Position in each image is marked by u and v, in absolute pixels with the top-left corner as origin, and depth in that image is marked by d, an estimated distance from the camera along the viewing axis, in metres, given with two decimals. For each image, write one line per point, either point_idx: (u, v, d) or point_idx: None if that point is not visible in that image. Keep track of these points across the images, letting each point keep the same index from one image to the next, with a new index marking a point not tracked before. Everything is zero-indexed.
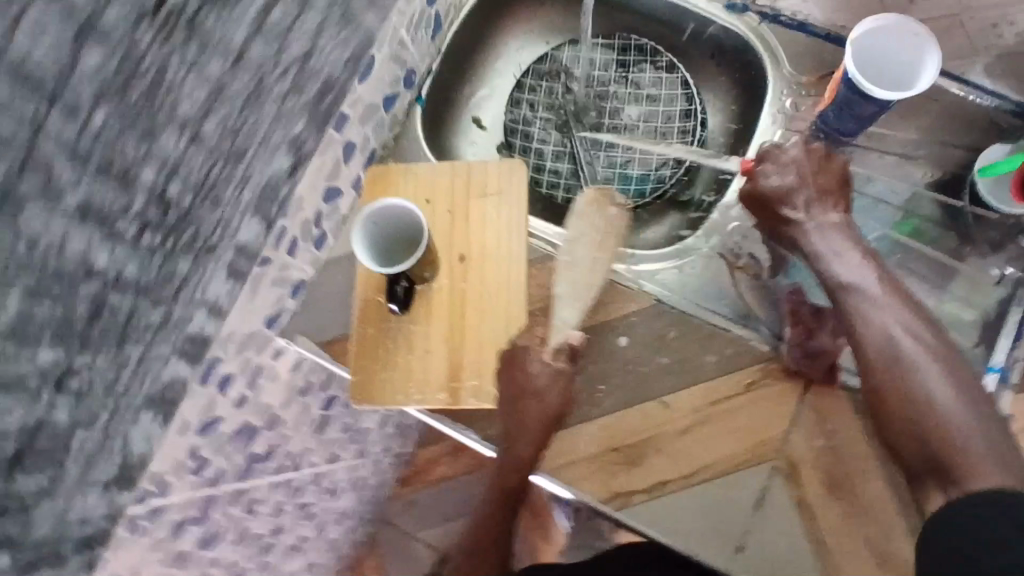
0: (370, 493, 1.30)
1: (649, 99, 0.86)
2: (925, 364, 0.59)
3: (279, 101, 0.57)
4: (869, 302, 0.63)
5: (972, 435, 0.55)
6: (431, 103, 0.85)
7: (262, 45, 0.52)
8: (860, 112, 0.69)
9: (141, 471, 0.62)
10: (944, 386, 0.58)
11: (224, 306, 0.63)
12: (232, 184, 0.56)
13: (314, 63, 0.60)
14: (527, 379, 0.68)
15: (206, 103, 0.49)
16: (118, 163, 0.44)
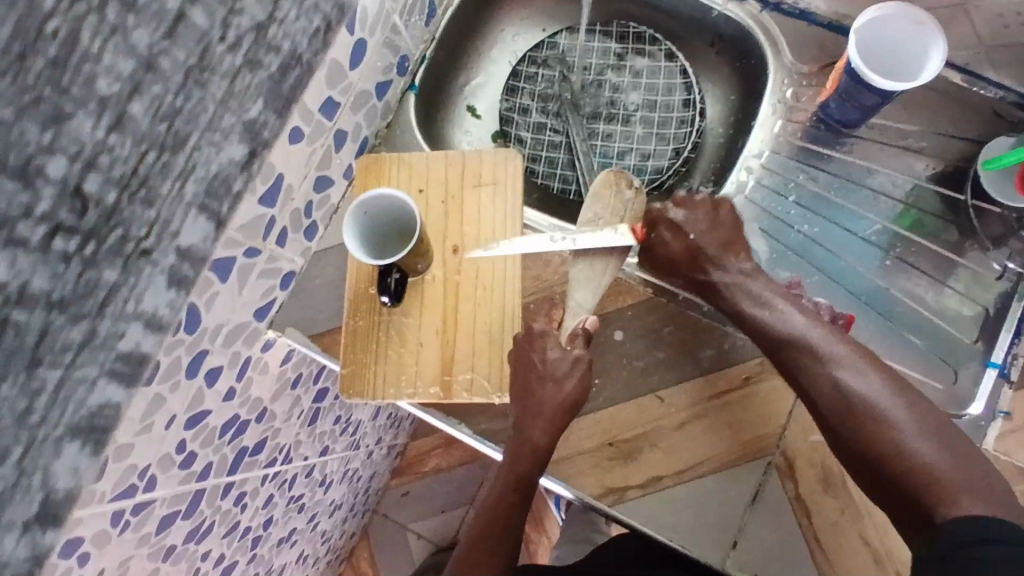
0: (363, 485, 1.29)
1: (647, 89, 0.85)
2: (883, 404, 0.55)
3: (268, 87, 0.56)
4: (823, 349, 0.59)
5: (952, 475, 0.51)
6: (425, 90, 0.83)
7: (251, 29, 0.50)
8: (864, 102, 0.68)
9: (127, 466, 0.60)
10: (907, 424, 0.54)
11: (168, 315, 0.55)
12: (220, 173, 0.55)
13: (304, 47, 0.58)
14: (547, 360, 0.66)
15: (186, 70, 0.46)
16: (73, 144, 0.41)
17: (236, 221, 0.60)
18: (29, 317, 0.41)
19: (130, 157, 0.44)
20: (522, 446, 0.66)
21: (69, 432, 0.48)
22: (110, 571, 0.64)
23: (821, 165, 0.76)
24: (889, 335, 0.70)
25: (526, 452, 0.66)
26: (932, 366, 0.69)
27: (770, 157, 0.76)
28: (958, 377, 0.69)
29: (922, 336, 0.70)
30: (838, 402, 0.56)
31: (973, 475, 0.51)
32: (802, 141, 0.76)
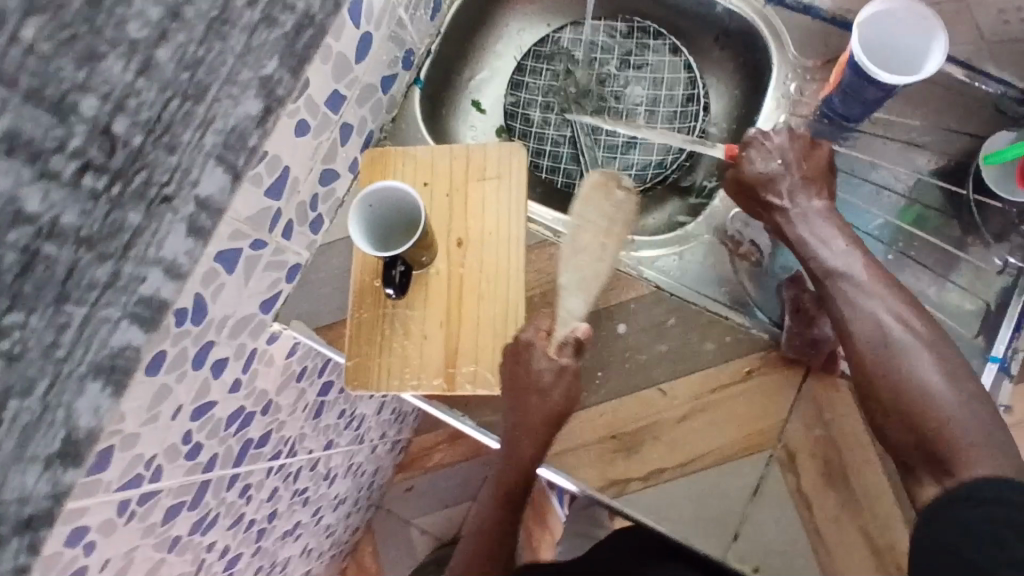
0: (367, 479, 1.30)
1: (651, 83, 0.85)
2: (915, 351, 0.57)
3: (272, 78, 0.56)
4: (857, 292, 0.62)
5: (960, 415, 0.54)
6: (430, 84, 0.84)
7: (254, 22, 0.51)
8: (866, 96, 0.68)
9: (133, 455, 0.61)
10: (935, 372, 0.56)
11: (186, 263, 0.55)
12: (222, 163, 0.55)
13: (308, 40, 0.59)
14: (530, 376, 0.64)
15: (219, 17, 0.47)
16: (104, 83, 0.42)
17: (240, 212, 0.61)
18: (59, 251, 0.42)
19: (155, 101, 0.45)
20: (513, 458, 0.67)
21: (92, 370, 0.49)
22: (116, 560, 0.65)
23: None
24: None
25: (516, 463, 0.67)
26: None
27: None
28: None
29: None
30: (864, 343, 0.60)
31: (981, 419, 0.54)
32: (806, 136, 0.76)
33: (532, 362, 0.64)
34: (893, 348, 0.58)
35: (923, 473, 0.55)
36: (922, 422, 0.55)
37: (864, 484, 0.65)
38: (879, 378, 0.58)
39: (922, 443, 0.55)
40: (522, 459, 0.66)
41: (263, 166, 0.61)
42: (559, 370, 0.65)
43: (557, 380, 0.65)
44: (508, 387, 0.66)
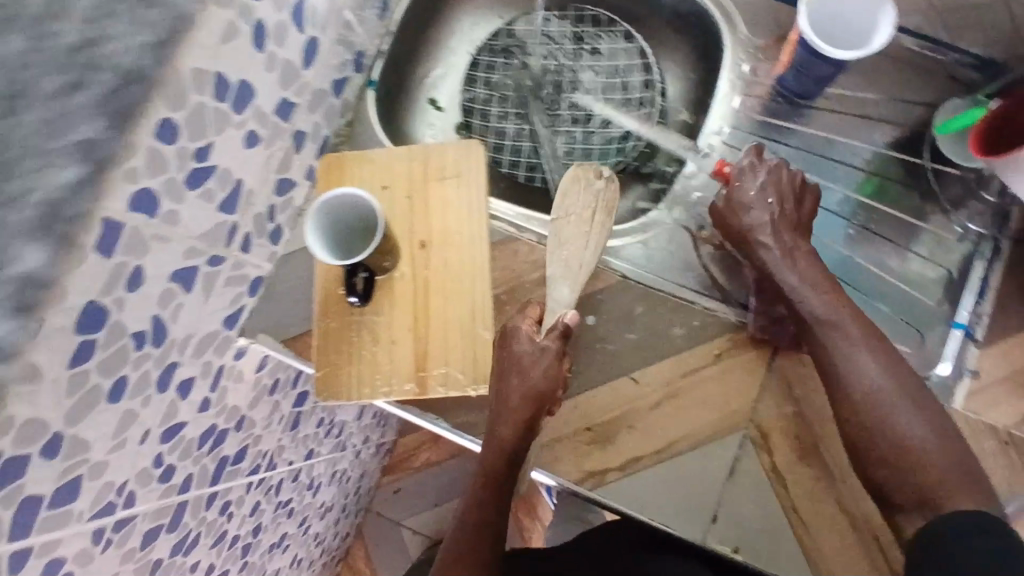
0: (353, 485, 1.30)
1: (607, 71, 0.85)
2: (889, 401, 0.60)
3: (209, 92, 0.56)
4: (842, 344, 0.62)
5: (939, 460, 0.58)
6: (385, 84, 0.82)
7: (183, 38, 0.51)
8: (819, 71, 0.69)
9: (103, 483, 0.60)
10: (904, 420, 0.59)
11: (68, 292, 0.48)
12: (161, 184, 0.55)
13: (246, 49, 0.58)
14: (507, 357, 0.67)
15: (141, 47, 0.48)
16: None
17: (192, 229, 0.60)
18: None
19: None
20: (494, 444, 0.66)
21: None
22: None
23: (780, 139, 0.76)
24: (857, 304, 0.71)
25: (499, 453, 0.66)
26: (900, 329, 0.69)
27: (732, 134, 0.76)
28: (925, 340, 0.69)
29: (888, 302, 0.71)
30: (854, 397, 0.61)
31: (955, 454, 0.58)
32: (761, 116, 0.76)
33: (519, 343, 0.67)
34: (885, 395, 0.60)
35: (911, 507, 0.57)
36: (910, 468, 0.58)
37: (838, 456, 0.65)
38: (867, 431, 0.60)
39: (919, 493, 0.57)
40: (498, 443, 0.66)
41: (213, 181, 0.61)
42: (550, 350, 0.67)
43: (547, 361, 0.67)
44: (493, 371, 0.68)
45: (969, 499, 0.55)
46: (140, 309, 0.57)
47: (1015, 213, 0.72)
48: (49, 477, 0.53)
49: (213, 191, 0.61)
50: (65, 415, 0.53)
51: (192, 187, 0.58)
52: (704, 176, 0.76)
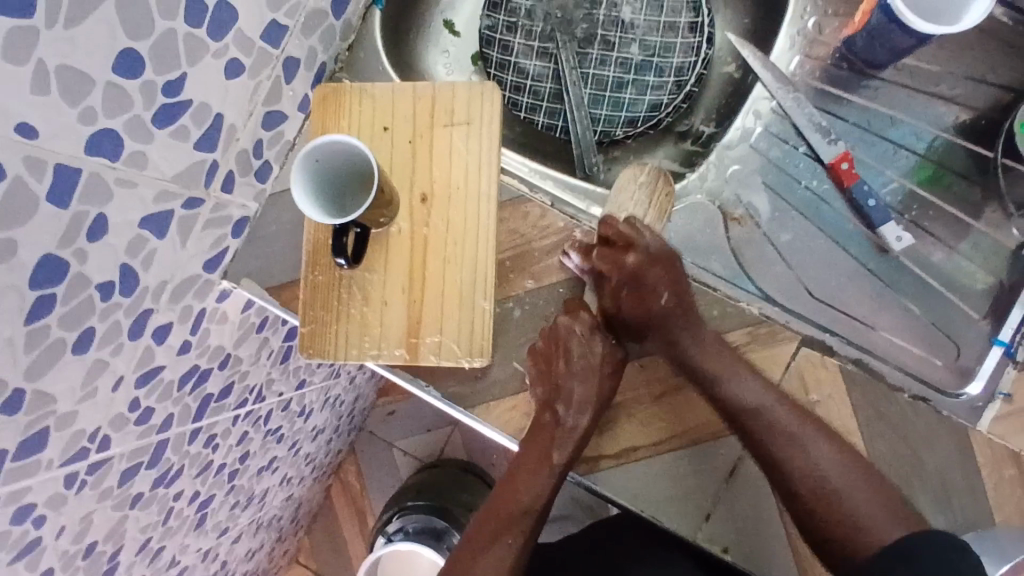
0: (347, 408, 1.30)
1: (649, 8, 0.74)
2: (791, 430, 0.58)
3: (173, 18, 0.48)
4: (727, 364, 0.60)
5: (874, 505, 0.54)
6: (394, 4, 0.73)
7: None
8: (897, 43, 0.60)
9: (74, 432, 0.57)
10: (791, 431, 0.58)
11: None
12: (123, 121, 0.48)
13: None
14: (572, 362, 0.63)
15: None
16: None
17: (165, 169, 0.54)
18: None
19: None
20: (546, 427, 0.63)
21: None
22: (70, 528, 0.63)
23: (838, 112, 0.67)
24: (887, 306, 0.65)
25: (562, 439, 0.63)
26: (935, 343, 0.65)
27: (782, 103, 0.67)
28: (960, 351, 0.64)
29: (921, 304, 0.65)
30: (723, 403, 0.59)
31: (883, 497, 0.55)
32: (820, 82, 0.67)
33: (590, 346, 0.64)
34: (773, 426, 0.58)
35: (831, 542, 0.55)
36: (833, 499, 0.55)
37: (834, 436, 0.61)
38: (781, 467, 0.57)
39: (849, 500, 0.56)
40: (559, 433, 0.63)
41: (188, 117, 0.53)
42: (616, 356, 0.65)
43: (612, 374, 0.64)
44: (541, 366, 0.64)
45: (878, 507, 0.54)
46: (106, 259, 0.52)
47: None
48: (11, 433, 0.50)
49: (187, 128, 0.54)
50: (24, 370, 0.48)
51: (163, 125, 0.51)
52: (746, 147, 0.68)
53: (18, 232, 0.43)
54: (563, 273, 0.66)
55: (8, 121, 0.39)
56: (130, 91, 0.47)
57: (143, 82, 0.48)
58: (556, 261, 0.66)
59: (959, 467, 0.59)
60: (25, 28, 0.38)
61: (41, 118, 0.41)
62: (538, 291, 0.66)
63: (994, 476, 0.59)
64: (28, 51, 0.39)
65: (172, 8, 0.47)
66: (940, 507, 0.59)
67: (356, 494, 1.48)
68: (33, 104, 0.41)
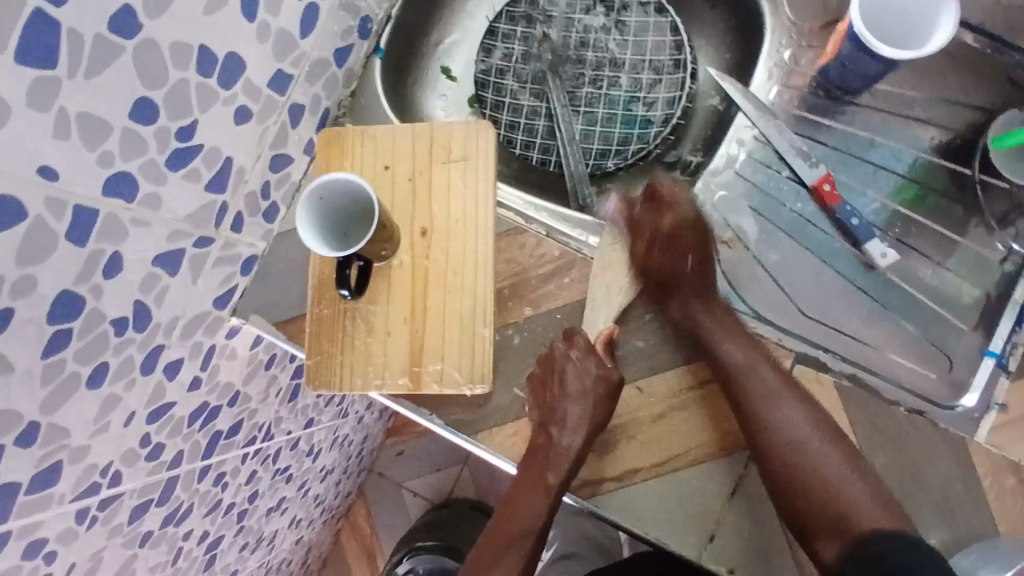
0: (355, 448, 1.30)
1: (635, 47, 0.78)
2: (808, 442, 0.61)
3: (185, 69, 0.51)
4: (768, 394, 0.62)
5: (865, 504, 0.58)
6: (393, 53, 0.77)
7: (143, 13, 0.46)
8: (866, 70, 0.62)
9: (86, 466, 0.59)
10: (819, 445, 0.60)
11: None
12: (137, 165, 0.51)
13: (227, 22, 0.53)
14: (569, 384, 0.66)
15: (98, 30, 0.43)
16: None
17: (176, 211, 0.57)
18: None
19: None
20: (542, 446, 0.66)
21: None
22: (82, 564, 0.63)
23: (818, 136, 0.70)
24: (880, 322, 0.66)
25: (557, 458, 0.65)
26: (926, 354, 0.66)
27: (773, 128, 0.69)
28: (953, 363, 0.65)
29: (913, 319, 0.67)
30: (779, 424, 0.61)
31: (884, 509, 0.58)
32: (799, 110, 0.70)
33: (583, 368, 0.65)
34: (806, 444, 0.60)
35: (827, 538, 0.58)
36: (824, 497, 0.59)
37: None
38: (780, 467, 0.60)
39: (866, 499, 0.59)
40: (551, 451, 0.65)
41: (199, 160, 0.57)
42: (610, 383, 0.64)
43: (604, 398, 0.64)
44: (536, 390, 0.67)
45: (883, 518, 0.57)
46: (120, 296, 0.54)
47: None
48: (25, 465, 0.52)
49: (199, 170, 0.57)
50: (39, 403, 0.51)
51: (175, 168, 0.55)
52: (732, 172, 0.72)
53: (37, 269, 0.46)
54: (559, 299, 0.67)
55: (30, 164, 0.42)
56: (144, 136, 0.50)
57: (157, 127, 0.51)
58: (552, 288, 0.68)
59: (960, 478, 0.61)
60: (50, 78, 0.41)
61: (62, 161, 0.44)
62: (536, 318, 0.68)
63: (995, 488, 0.61)
64: (51, 99, 0.42)
65: (184, 60, 0.51)
66: (943, 522, 0.60)
67: (366, 538, 1.46)
68: (54, 148, 0.44)
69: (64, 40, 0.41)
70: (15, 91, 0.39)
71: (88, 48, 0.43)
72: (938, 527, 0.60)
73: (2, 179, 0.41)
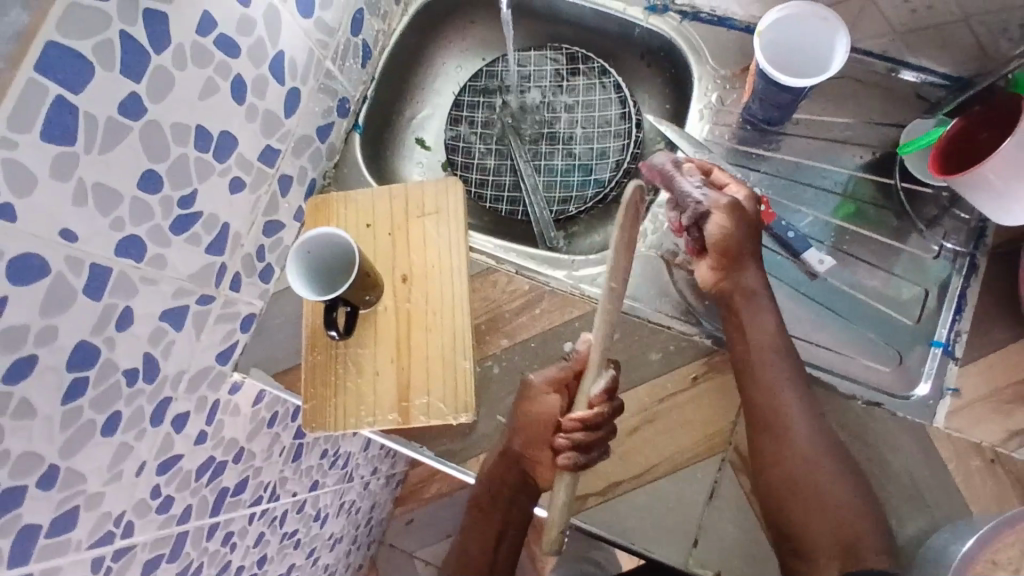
0: (363, 517, 1.32)
1: (585, 106, 0.88)
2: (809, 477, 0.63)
3: (183, 145, 0.60)
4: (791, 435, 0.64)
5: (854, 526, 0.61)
6: (371, 128, 0.87)
7: (147, 97, 0.55)
8: (780, 100, 0.70)
9: (101, 513, 0.63)
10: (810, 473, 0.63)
11: None
12: (144, 229, 0.58)
13: (220, 104, 0.62)
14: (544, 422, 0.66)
15: (110, 113, 0.52)
16: None
17: (179, 270, 0.64)
18: None
19: None
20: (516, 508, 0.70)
21: None
22: None
23: (754, 166, 0.77)
24: (831, 326, 0.71)
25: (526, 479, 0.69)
26: (880, 351, 0.70)
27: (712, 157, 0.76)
28: (904, 358, 0.69)
29: (866, 321, 0.71)
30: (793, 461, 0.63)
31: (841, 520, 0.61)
32: (732, 142, 0.77)
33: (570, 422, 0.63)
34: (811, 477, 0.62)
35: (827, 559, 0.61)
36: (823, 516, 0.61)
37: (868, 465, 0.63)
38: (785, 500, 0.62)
39: (841, 534, 0.61)
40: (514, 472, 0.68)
41: (199, 225, 0.65)
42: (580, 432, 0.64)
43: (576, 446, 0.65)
44: None
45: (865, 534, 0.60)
46: (131, 348, 0.61)
47: (992, 229, 0.71)
48: (46, 507, 0.56)
49: (199, 235, 0.65)
50: (59, 447, 0.56)
51: (178, 233, 0.62)
52: None
53: (57, 320, 0.52)
54: (533, 328, 0.74)
55: (53, 227, 0.50)
56: (151, 204, 0.58)
57: (161, 197, 0.59)
58: (525, 320, 0.74)
59: (928, 467, 0.64)
60: (70, 154, 0.50)
61: (79, 224, 0.52)
62: (512, 348, 0.74)
63: (962, 468, 0.64)
64: (71, 170, 0.50)
65: (184, 137, 0.59)
66: (918, 508, 0.63)
67: None
68: (74, 214, 0.51)
69: (82, 122, 0.50)
70: (40, 164, 0.48)
71: (101, 129, 0.51)
72: (915, 513, 0.63)
73: (29, 239, 0.48)
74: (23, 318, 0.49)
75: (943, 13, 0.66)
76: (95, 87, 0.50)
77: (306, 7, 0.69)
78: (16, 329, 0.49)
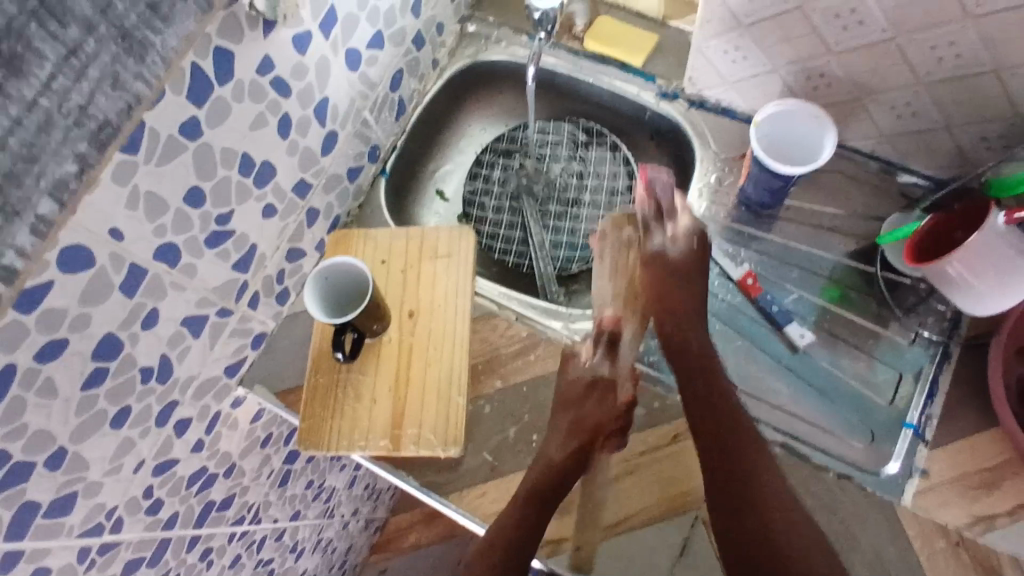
0: (338, 558, 1.31)
1: (595, 175, 0.96)
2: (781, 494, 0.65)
3: (229, 166, 0.66)
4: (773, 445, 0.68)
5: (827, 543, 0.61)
6: (397, 175, 0.94)
7: (208, 121, 0.61)
8: (773, 185, 0.76)
9: (95, 504, 0.65)
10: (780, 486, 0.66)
11: None
12: (182, 238, 0.64)
13: (268, 135, 0.69)
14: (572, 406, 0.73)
15: (173, 131, 0.58)
16: None
17: (205, 281, 0.69)
18: None
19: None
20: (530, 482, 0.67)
21: None
22: None
23: (747, 244, 0.83)
24: (809, 398, 0.75)
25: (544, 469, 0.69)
26: (851, 427, 0.73)
27: (716, 226, 0.84)
28: (876, 436, 0.73)
29: (842, 396, 0.75)
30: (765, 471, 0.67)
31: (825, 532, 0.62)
32: (727, 220, 0.84)
33: (604, 403, 0.73)
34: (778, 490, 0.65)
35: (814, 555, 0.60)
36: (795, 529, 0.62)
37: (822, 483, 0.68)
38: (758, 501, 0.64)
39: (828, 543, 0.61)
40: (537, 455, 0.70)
41: (230, 243, 0.70)
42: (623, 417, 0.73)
43: (617, 431, 0.72)
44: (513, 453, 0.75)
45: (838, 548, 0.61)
46: (151, 346, 0.65)
47: (965, 321, 0.76)
48: (47, 488, 0.59)
49: (229, 251, 0.70)
50: (70, 431, 0.59)
51: (211, 247, 0.68)
52: None
53: (92, 309, 0.57)
54: (526, 373, 0.78)
55: (104, 225, 0.55)
56: (191, 217, 0.64)
57: (202, 212, 0.65)
58: (520, 364, 0.79)
59: (893, 543, 0.67)
60: (130, 163, 0.55)
61: (127, 227, 0.57)
62: (506, 390, 0.78)
63: (927, 547, 0.66)
64: (128, 178, 0.56)
65: (230, 162, 0.66)
66: None
67: None
68: (124, 216, 0.57)
69: (147, 137, 0.56)
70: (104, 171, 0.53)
71: (161, 144, 0.58)
72: None
73: (83, 233, 0.54)
74: (64, 303, 0.54)
75: (923, 122, 0.73)
76: (164, 109, 0.57)
77: (354, 61, 0.78)
78: (57, 311, 0.54)
